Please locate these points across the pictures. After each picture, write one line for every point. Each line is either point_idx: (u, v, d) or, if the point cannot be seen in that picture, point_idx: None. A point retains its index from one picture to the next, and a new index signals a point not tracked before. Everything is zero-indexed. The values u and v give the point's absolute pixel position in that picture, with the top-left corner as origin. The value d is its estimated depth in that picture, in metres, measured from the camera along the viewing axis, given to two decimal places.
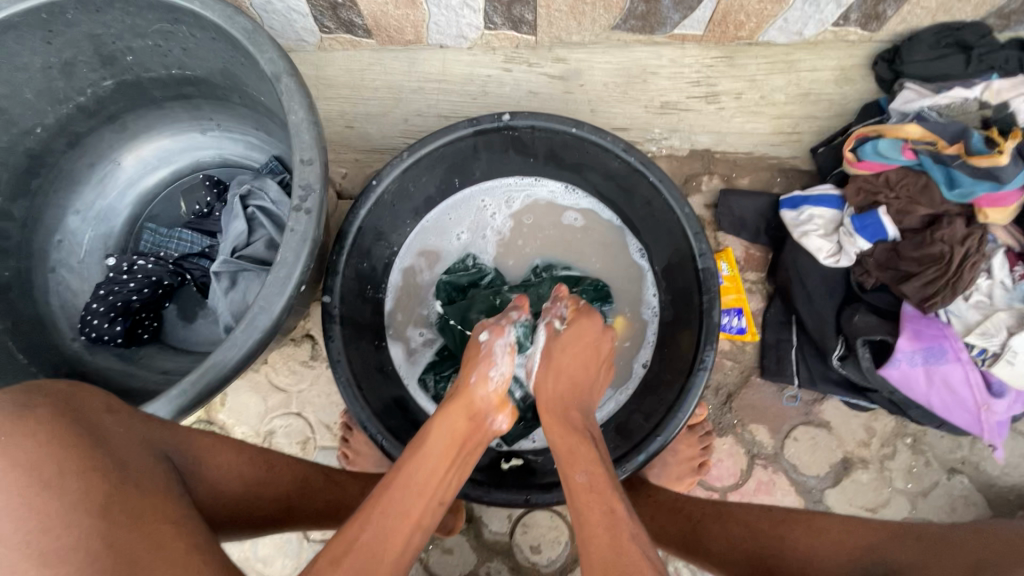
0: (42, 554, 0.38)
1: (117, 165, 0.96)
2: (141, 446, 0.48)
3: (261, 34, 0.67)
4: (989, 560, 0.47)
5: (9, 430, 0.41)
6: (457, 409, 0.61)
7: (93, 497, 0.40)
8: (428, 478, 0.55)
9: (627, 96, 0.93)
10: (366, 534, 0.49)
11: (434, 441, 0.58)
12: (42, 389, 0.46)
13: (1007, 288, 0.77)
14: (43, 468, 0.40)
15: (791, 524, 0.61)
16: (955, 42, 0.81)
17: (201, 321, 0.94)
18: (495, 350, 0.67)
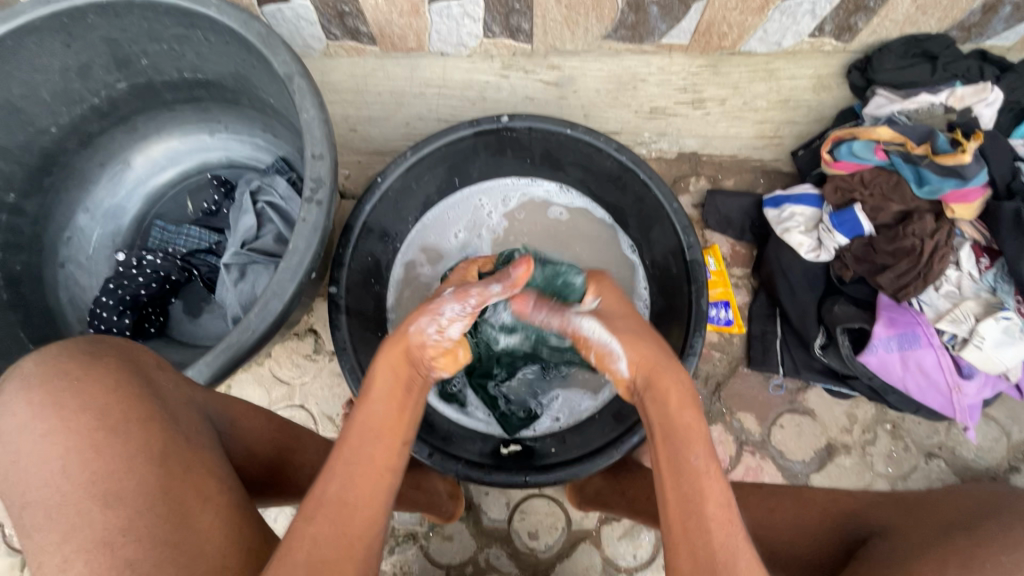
0: (105, 495, 0.43)
1: (127, 164, 0.99)
2: (188, 405, 0.54)
3: (275, 38, 0.70)
4: (956, 513, 0.50)
5: (80, 376, 0.47)
6: (395, 355, 0.59)
7: (152, 446, 0.46)
8: (384, 423, 0.55)
9: (617, 101, 0.99)
10: (333, 487, 0.48)
11: (382, 386, 0.57)
12: (105, 344, 0.51)
13: (973, 278, 0.83)
14: (109, 416, 0.46)
15: (783, 497, 0.65)
16: (922, 52, 0.85)
17: (206, 316, 0.97)
18: (439, 309, 0.61)
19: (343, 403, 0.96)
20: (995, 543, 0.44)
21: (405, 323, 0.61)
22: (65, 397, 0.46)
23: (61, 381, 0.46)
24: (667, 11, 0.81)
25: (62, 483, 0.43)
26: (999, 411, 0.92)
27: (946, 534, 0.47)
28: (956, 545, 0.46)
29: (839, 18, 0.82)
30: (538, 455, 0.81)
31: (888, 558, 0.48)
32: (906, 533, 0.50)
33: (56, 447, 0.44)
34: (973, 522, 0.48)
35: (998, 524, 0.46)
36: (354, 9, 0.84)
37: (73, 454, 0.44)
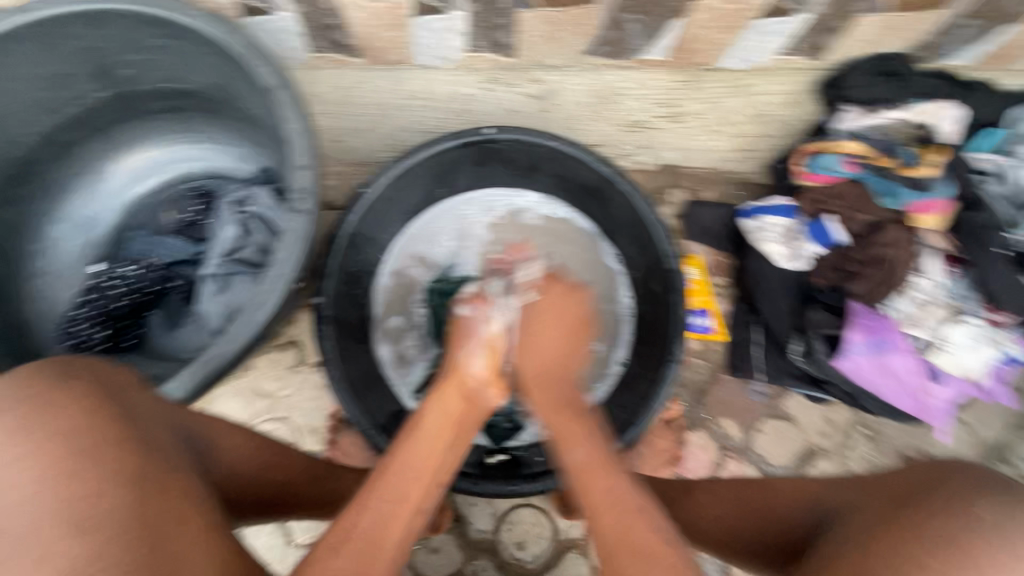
0: (75, 523, 0.41)
1: (103, 175, 0.97)
2: (164, 425, 0.53)
3: (260, 49, 0.70)
4: (905, 487, 0.50)
5: (51, 401, 0.46)
6: (449, 392, 0.65)
7: (126, 470, 0.44)
8: (427, 461, 0.58)
9: (599, 116, 1.02)
10: (365, 520, 0.51)
11: (428, 425, 0.61)
12: (79, 365, 0.50)
13: (939, 285, 0.85)
14: (81, 439, 0.44)
15: (753, 489, 0.65)
16: (887, 70, 0.89)
17: (184, 330, 0.93)
18: (474, 332, 0.70)
19: (327, 415, 0.95)
20: (937, 519, 0.44)
21: (453, 354, 0.70)
22: (34, 420, 0.44)
23: (34, 404, 0.45)
24: (646, 28, 0.84)
25: (31, 510, 0.42)
26: (968, 412, 0.95)
27: (895, 511, 0.47)
28: (901, 523, 0.46)
29: (811, 37, 0.85)
30: (525, 466, 0.81)
31: (843, 547, 0.48)
32: (861, 513, 0.50)
33: (24, 471, 0.43)
34: (919, 494, 0.47)
35: (944, 495, 0.46)
36: (339, 22, 0.84)
37: (42, 479, 0.42)
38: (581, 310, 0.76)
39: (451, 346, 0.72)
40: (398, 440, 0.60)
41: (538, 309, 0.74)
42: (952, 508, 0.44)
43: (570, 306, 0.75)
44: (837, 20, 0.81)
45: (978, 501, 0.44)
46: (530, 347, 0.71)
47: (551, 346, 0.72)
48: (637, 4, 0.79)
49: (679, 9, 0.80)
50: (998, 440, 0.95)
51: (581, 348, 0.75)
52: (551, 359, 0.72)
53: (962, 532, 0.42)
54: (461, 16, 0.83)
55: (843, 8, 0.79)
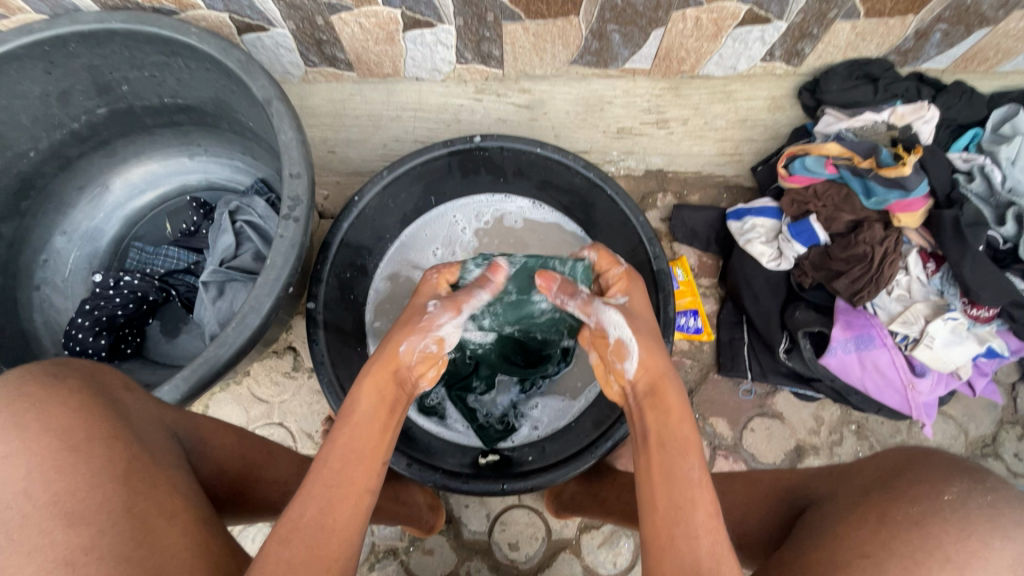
0: (66, 514, 0.42)
1: (105, 188, 1.00)
2: (155, 423, 0.54)
3: (253, 64, 0.73)
4: (873, 472, 0.51)
5: (44, 398, 0.47)
6: (381, 378, 0.60)
7: (116, 466, 0.46)
8: (367, 443, 0.55)
9: (586, 123, 1.05)
10: (309, 510, 0.48)
11: (364, 408, 0.57)
12: (68, 367, 0.51)
13: (922, 282, 0.89)
14: (72, 435, 0.46)
15: (734, 482, 0.66)
16: (864, 74, 0.92)
17: (184, 337, 0.97)
18: (432, 327, 0.64)
19: (322, 419, 0.96)
20: (904, 501, 0.45)
21: (396, 337, 0.64)
22: (27, 415, 0.45)
23: (25, 403, 0.46)
24: (628, 38, 0.87)
25: (23, 503, 0.42)
26: (956, 409, 0.96)
27: (862, 497, 0.48)
28: (867, 509, 0.47)
29: (786, 44, 0.88)
30: (516, 464, 0.82)
31: (812, 534, 0.49)
32: (833, 501, 0.51)
33: (16, 467, 0.43)
34: (885, 480, 0.49)
35: (910, 479, 0.47)
36: (332, 38, 0.88)
37: (35, 473, 0.43)
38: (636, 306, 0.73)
39: (394, 329, 0.65)
40: (335, 426, 0.56)
41: (636, 309, 0.66)
42: (917, 490, 0.45)
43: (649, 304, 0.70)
44: (813, 26, 0.84)
45: (944, 486, 0.45)
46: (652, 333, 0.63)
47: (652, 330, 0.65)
48: (619, 16, 0.82)
49: (659, 20, 0.83)
50: (986, 435, 0.95)
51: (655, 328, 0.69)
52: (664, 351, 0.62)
53: (925, 516, 0.43)
54: (449, 30, 0.86)
55: (817, 16, 0.82)
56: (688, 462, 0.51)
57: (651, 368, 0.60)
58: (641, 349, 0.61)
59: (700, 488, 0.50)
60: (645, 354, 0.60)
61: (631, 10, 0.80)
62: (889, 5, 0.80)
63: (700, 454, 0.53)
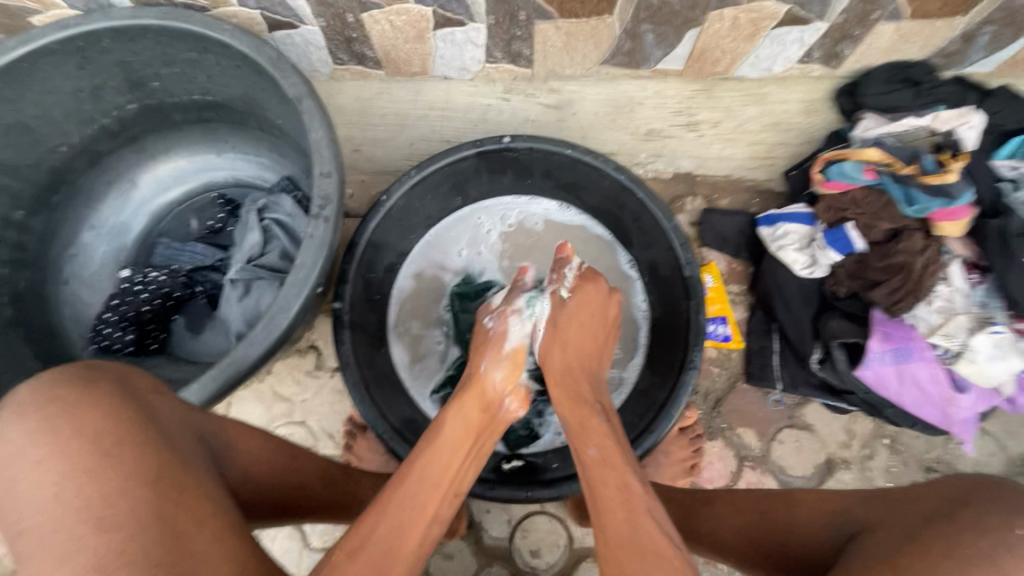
0: (96, 520, 0.42)
1: (134, 184, 1.01)
2: (183, 428, 0.53)
3: (285, 61, 0.73)
4: (933, 504, 0.51)
5: (76, 403, 0.46)
6: (469, 401, 0.67)
7: (147, 470, 0.45)
8: (445, 469, 0.59)
9: (616, 124, 1.02)
10: (382, 527, 0.51)
11: (449, 432, 0.62)
12: (99, 368, 0.50)
13: (963, 293, 0.85)
14: (102, 441, 0.45)
15: (778, 499, 0.66)
16: (905, 79, 0.88)
17: (208, 333, 0.94)
18: (501, 339, 0.74)
19: (344, 419, 0.96)
20: (969, 535, 0.45)
21: (477, 364, 0.73)
22: (60, 421, 0.45)
23: (56, 408, 0.46)
24: (662, 39, 0.85)
25: (56, 508, 0.42)
26: (994, 425, 0.93)
27: (924, 529, 0.49)
28: (931, 539, 0.47)
29: (826, 46, 0.86)
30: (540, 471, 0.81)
31: (869, 558, 0.50)
32: (890, 528, 0.52)
33: (49, 473, 0.43)
34: (951, 510, 0.49)
35: (975, 514, 0.47)
36: (361, 36, 0.87)
37: (65, 479, 0.43)
38: (610, 312, 0.76)
39: (476, 355, 0.74)
40: (420, 444, 0.61)
41: (564, 317, 0.74)
42: (982, 524, 0.46)
43: (605, 304, 0.76)
44: (854, 28, 0.81)
45: (1012, 520, 0.45)
46: (559, 341, 0.73)
47: (581, 339, 0.74)
48: (655, 16, 0.80)
49: (695, 20, 0.81)
50: None
51: (614, 345, 0.78)
52: (578, 350, 0.73)
53: (994, 550, 0.44)
54: (479, 29, 0.84)
55: (860, 16, 0.79)
56: (585, 446, 0.62)
57: (546, 361, 0.73)
58: (542, 338, 0.74)
59: (599, 466, 0.60)
60: (544, 352, 0.74)
61: (668, 10, 0.78)
62: (937, 5, 0.77)
63: (604, 436, 0.62)
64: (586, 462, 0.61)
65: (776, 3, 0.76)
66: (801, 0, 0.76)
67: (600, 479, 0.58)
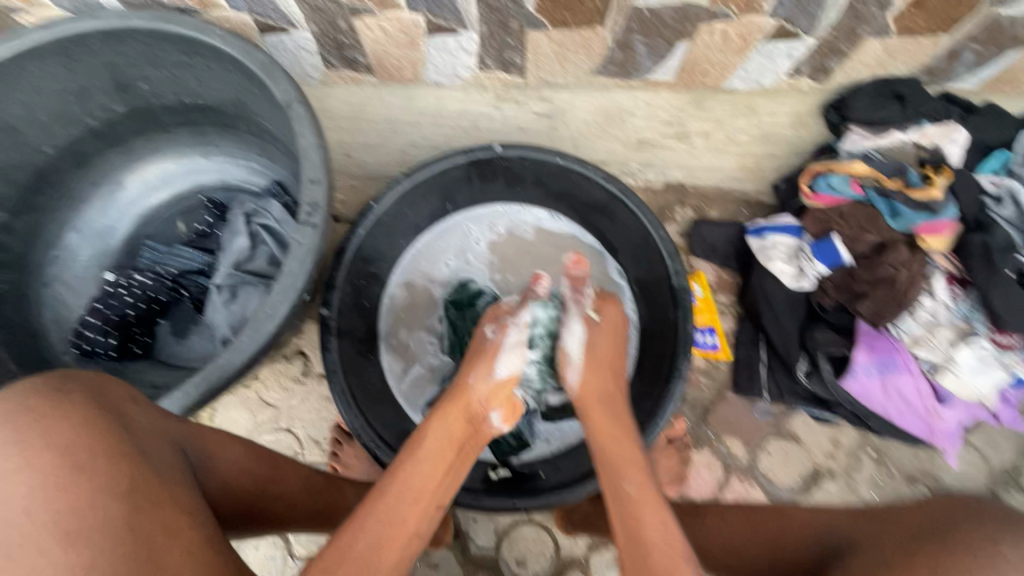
0: (67, 534, 0.41)
1: (120, 185, 1.00)
2: (161, 439, 0.53)
3: (275, 66, 0.72)
4: (924, 522, 0.52)
5: (49, 415, 0.45)
6: (453, 414, 0.66)
7: (119, 482, 0.44)
8: (425, 482, 0.57)
9: (606, 133, 1.05)
10: (359, 543, 0.48)
11: (430, 445, 0.61)
12: (72, 381, 0.50)
13: (947, 307, 0.86)
14: (76, 452, 0.44)
15: (766, 516, 0.67)
16: (894, 93, 0.89)
17: (193, 337, 0.94)
18: (500, 348, 0.75)
19: (330, 426, 0.95)
20: (960, 555, 0.46)
21: (466, 375, 0.73)
22: (30, 433, 0.44)
23: (27, 420, 0.44)
24: (653, 50, 0.85)
25: (23, 522, 0.41)
26: (977, 437, 0.94)
27: (915, 547, 0.49)
28: (920, 561, 0.47)
29: (813, 60, 0.86)
30: (528, 480, 0.81)
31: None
32: (878, 548, 0.53)
33: (18, 485, 0.42)
34: (940, 530, 0.50)
35: (966, 534, 0.48)
36: (353, 41, 0.87)
37: (36, 492, 0.42)
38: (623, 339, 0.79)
39: (465, 368, 0.75)
40: (399, 458, 0.59)
41: (602, 329, 0.78)
42: (972, 543, 0.46)
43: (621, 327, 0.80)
44: (842, 43, 0.82)
45: (999, 541, 0.46)
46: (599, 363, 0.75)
47: (609, 360, 0.76)
48: (646, 28, 0.80)
49: (687, 33, 0.81)
50: (1009, 466, 0.93)
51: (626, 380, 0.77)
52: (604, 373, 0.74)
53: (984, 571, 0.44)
54: (472, 37, 0.85)
55: (848, 32, 0.80)
56: (621, 479, 0.60)
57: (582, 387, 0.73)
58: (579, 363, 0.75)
59: (640, 503, 0.57)
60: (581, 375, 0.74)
61: (659, 22, 0.79)
62: (922, 24, 0.78)
63: (639, 470, 0.60)
64: (622, 500, 0.58)
65: (766, 18, 0.77)
66: (791, 15, 0.76)
67: (638, 509, 0.56)
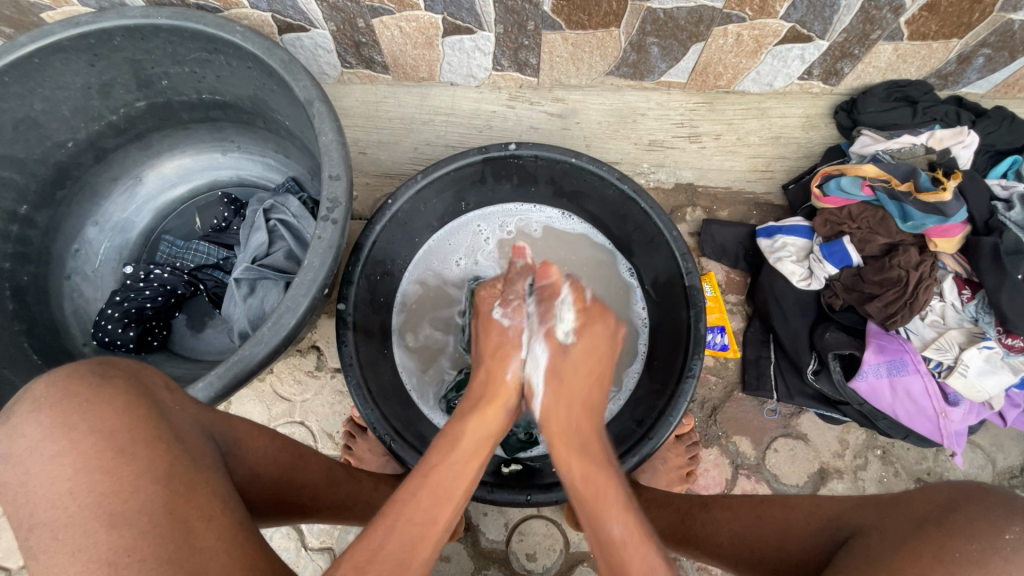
0: (109, 516, 0.42)
1: (139, 181, 1.02)
2: (194, 426, 0.54)
3: (296, 64, 0.73)
4: (925, 506, 0.53)
5: (91, 399, 0.47)
6: (491, 406, 0.66)
7: (157, 467, 0.45)
8: (458, 484, 0.56)
9: (618, 134, 1.01)
10: (391, 544, 0.49)
11: (467, 442, 0.60)
12: (112, 366, 0.51)
13: (956, 308, 0.87)
14: (117, 436, 0.46)
15: (771, 506, 0.69)
16: (903, 96, 0.92)
17: (209, 331, 0.98)
18: (519, 338, 0.74)
19: (343, 420, 0.96)
20: (961, 539, 0.47)
21: (498, 370, 0.72)
22: (75, 417, 0.46)
23: (72, 404, 0.46)
24: (666, 52, 0.87)
25: (69, 503, 0.43)
26: (984, 438, 0.95)
27: (916, 532, 0.50)
28: (922, 546, 0.49)
29: (825, 64, 0.88)
30: (539, 474, 0.82)
31: (863, 561, 0.52)
32: (879, 530, 0.54)
33: (64, 468, 0.44)
34: (940, 514, 0.51)
35: (968, 516, 0.49)
36: (371, 40, 0.88)
37: (80, 475, 0.44)
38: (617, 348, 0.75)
39: (493, 350, 0.74)
40: (433, 453, 0.58)
41: (574, 355, 0.71)
42: (972, 526, 0.48)
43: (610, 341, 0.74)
44: (854, 47, 0.83)
45: (1004, 526, 0.47)
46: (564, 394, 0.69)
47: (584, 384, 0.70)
48: (660, 29, 0.82)
49: (700, 35, 0.82)
50: (1015, 467, 0.94)
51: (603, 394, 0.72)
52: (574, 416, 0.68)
53: (984, 554, 0.46)
54: (488, 37, 0.86)
55: (860, 36, 0.81)
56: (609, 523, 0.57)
57: (549, 420, 0.68)
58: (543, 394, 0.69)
59: (624, 548, 0.55)
60: (546, 409, 0.69)
61: (673, 24, 0.80)
62: (935, 27, 0.79)
63: (624, 510, 0.58)
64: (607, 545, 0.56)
65: (779, 21, 0.78)
66: (804, 18, 0.78)
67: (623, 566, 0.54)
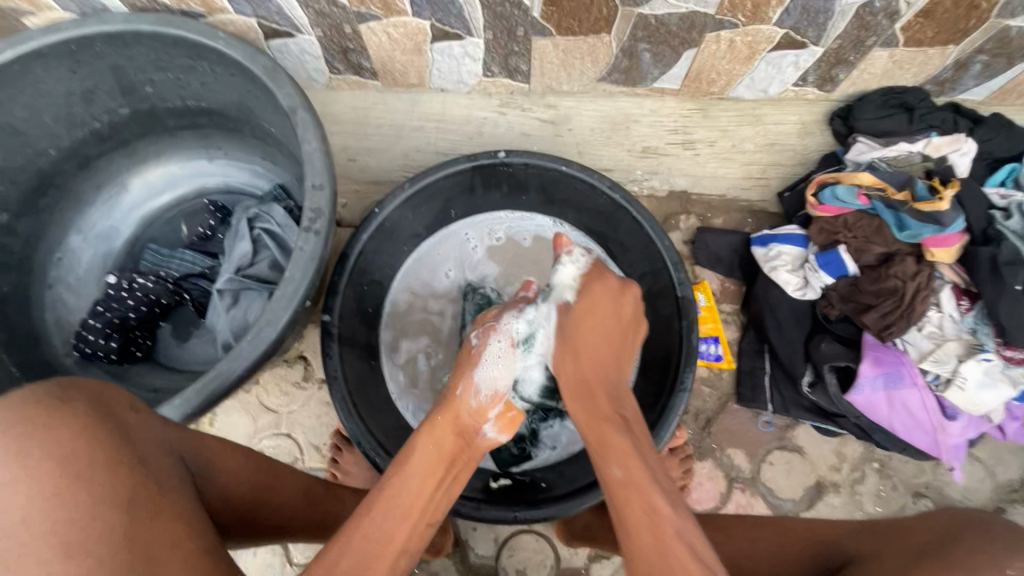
0: (64, 546, 0.41)
1: (124, 188, 1.00)
2: (158, 447, 0.52)
3: (280, 71, 0.72)
4: (931, 538, 0.51)
5: (46, 423, 0.44)
6: (444, 423, 0.64)
7: (118, 492, 0.44)
8: (412, 501, 0.55)
9: (611, 141, 1.02)
10: (345, 561, 0.47)
11: (417, 460, 0.59)
12: (76, 385, 0.48)
13: (954, 319, 0.85)
14: (75, 462, 0.43)
15: (769, 532, 0.67)
16: (900, 103, 0.89)
17: (194, 342, 0.95)
18: (480, 358, 0.72)
19: (331, 432, 0.95)
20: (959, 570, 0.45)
21: (453, 385, 0.70)
22: (30, 443, 0.43)
23: (26, 428, 0.44)
24: (659, 58, 0.85)
25: (21, 532, 0.41)
26: (984, 451, 0.93)
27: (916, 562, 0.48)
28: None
29: (821, 69, 0.85)
30: (529, 490, 0.80)
31: None
32: (881, 561, 0.52)
33: (15, 496, 0.41)
34: (944, 547, 0.48)
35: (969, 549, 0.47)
36: (358, 46, 0.86)
37: (34, 502, 0.41)
38: (625, 307, 0.71)
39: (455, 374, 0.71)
40: (384, 476, 0.57)
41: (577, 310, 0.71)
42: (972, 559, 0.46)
43: (617, 301, 0.70)
44: (850, 53, 0.81)
45: (1005, 561, 0.44)
46: (573, 351, 0.70)
47: (595, 338, 0.70)
48: (652, 35, 0.80)
49: (692, 41, 0.81)
50: (1015, 480, 0.92)
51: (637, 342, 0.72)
52: (595, 357, 0.69)
53: None
54: (477, 43, 0.84)
55: (856, 43, 0.79)
56: (609, 464, 0.59)
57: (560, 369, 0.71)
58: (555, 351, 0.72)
59: (625, 486, 0.57)
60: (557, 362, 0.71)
61: (665, 30, 0.79)
62: (930, 34, 0.77)
63: (627, 452, 0.59)
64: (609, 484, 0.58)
65: (772, 27, 0.77)
66: (798, 23, 0.76)
67: (624, 501, 0.56)
